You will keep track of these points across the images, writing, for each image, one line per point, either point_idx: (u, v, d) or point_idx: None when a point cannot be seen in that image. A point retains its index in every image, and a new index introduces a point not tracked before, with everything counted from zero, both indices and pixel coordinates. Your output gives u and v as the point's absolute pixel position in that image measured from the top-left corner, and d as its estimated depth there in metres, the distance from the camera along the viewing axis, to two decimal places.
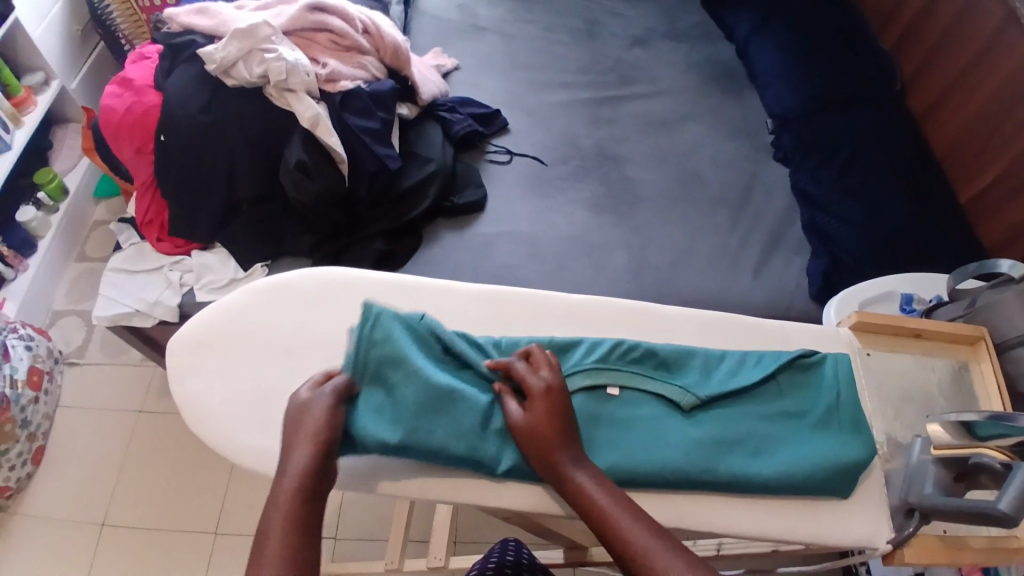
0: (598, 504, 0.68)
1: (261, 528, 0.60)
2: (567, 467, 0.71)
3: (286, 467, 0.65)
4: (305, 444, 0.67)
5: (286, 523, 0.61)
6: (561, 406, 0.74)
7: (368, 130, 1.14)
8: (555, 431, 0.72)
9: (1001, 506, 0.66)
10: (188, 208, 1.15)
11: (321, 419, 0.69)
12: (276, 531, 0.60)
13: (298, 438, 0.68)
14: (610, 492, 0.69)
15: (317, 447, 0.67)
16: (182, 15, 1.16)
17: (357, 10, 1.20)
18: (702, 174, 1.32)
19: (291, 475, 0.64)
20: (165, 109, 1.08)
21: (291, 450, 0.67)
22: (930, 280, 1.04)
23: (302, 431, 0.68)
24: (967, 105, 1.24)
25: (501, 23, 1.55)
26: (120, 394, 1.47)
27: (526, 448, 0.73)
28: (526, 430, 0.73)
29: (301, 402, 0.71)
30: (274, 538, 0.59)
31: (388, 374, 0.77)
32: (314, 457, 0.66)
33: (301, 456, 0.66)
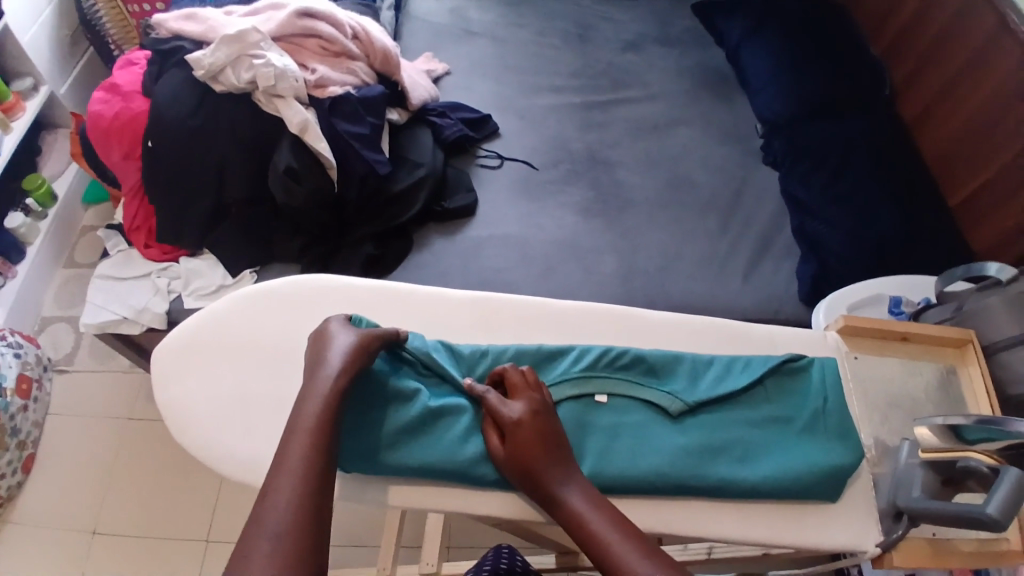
0: (588, 523, 0.67)
1: (290, 421, 0.65)
2: (554, 486, 0.70)
3: (321, 368, 0.70)
4: (342, 354, 0.71)
5: (314, 422, 0.65)
6: (539, 430, 0.72)
7: (357, 135, 1.13)
8: (534, 455, 0.71)
9: (987, 510, 0.66)
10: (175, 213, 1.14)
11: (351, 342, 0.73)
12: (304, 427, 0.65)
13: (330, 354, 0.72)
14: (602, 510, 0.68)
15: (350, 358, 0.72)
16: (171, 21, 1.16)
17: (347, 15, 1.20)
18: (693, 179, 1.32)
19: (327, 376, 0.69)
20: (152, 114, 1.07)
21: (326, 358, 0.71)
22: (919, 282, 1.04)
23: (338, 349, 0.72)
24: (955, 110, 1.25)
25: (493, 27, 1.55)
26: (111, 401, 1.46)
27: (512, 475, 0.72)
28: (505, 456, 0.72)
29: (331, 332, 0.75)
30: (299, 432, 0.64)
31: (363, 397, 0.76)
32: (347, 371, 0.70)
33: (335, 365, 0.70)
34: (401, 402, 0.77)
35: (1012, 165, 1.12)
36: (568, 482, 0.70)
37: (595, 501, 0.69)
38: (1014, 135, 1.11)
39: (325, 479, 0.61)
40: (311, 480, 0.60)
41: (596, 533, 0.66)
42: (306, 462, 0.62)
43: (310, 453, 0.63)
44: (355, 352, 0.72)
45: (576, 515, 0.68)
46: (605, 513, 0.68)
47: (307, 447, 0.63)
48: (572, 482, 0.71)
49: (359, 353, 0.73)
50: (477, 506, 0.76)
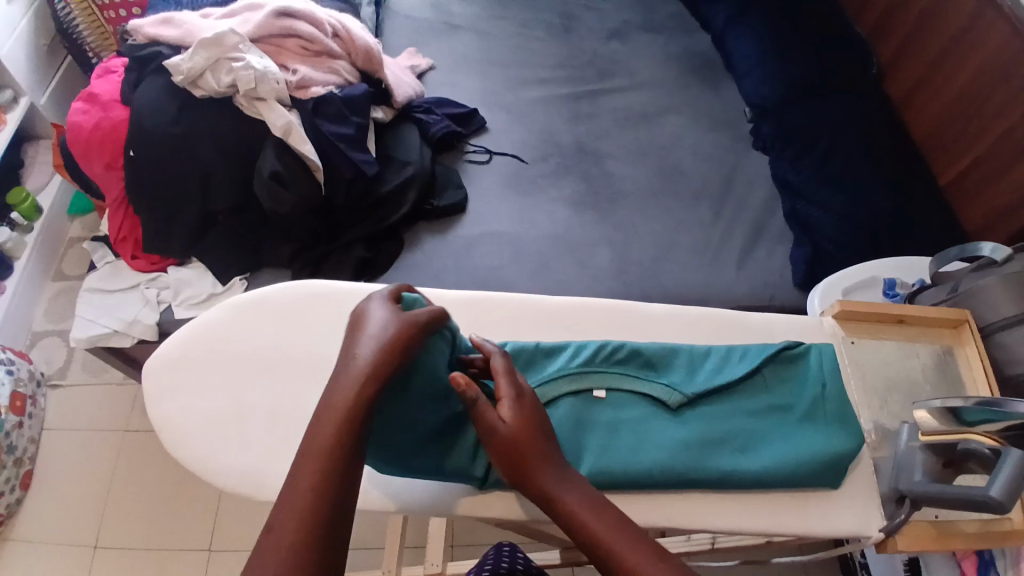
0: (588, 524, 0.61)
1: (304, 440, 0.54)
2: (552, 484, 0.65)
3: (345, 368, 0.58)
4: (372, 350, 0.58)
5: (329, 440, 0.53)
6: (531, 423, 0.67)
7: (343, 136, 1.12)
8: (525, 451, 0.66)
9: (991, 494, 0.66)
10: (161, 222, 1.12)
11: (388, 332, 0.60)
12: (320, 438, 0.53)
13: (362, 343, 0.59)
14: (604, 511, 0.62)
15: (383, 355, 0.58)
16: (148, 27, 1.13)
17: (326, 13, 1.18)
18: (683, 166, 1.31)
19: (349, 381, 0.56)
20: (133, 122, 1.05)
21: (353, 352, 0.59)
22: (913, 264, 1.04)
23: (374, 339, 0.59)
24: (945, 86, 1.23)
25: (476, 20, 1.53)
26: (108, 414, 1.45)
27: (503, 458, 0.66)
28: (500, 447, 0.66)
29: (370, 315, 0.62)
30: (310, 457, 0.53)
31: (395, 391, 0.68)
32: (375, 372, 0.57)
33: (365, 361, 0.58)
34: (440, 397, 0.71)
35: (1002, 140, 1.11)
36: (567, 481, 0.65)
37: (596, 502, 0.64)
38: (1003, 111, 1.10)
39: (335, 522, 0.50)
40: (321, 507, 0.50)
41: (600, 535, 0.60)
42: (313, 493, 0.51)
43: (322, 474, 0.52)
44: (390, 347, 0.59)
45: (575, 514, 0.62)
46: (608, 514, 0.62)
47: (317, 476, 0.51)
48: (570, 480, 0.66)
49: (395, 348, 0.59)
50: (477, 508, 0.76)
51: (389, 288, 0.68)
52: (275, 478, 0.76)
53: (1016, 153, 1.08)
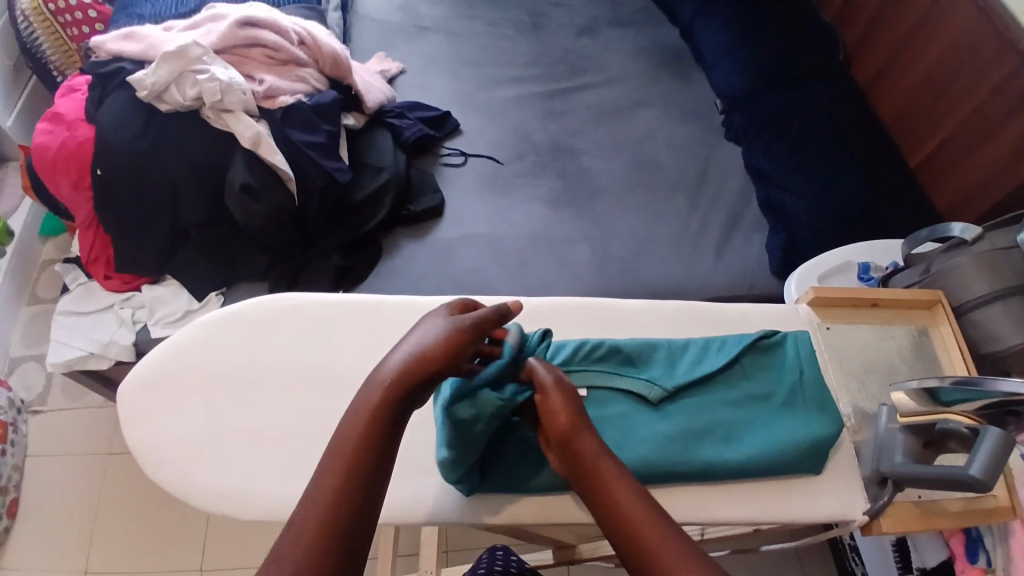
0: (626, 513, 0.58)
1: (334, 436, 0.58)
2: (599, 467, 0.62)
3: (378, 373, 0.61)
4: (405, 355, 0.62)
5: (355, 438, 0.57)
6: (575, 396, 0.68)
7: (314, 145, 1.10)
8: (577, 431, 0.65)
9: (972, 472, 0.67)
10: (132, 240, 1.10)
11: (427, 339, 0.63)
12: (348, 433, 0.58)
13: (401, 347, 0.63)
14: (646, 503, 0.58)
15: (417, 359, 0.61)
16: (109, 42, 1.11)
17: (290, 21, 1.16)
18: (658, 160, 1.31)
19: (377, 385, 0.60)
20: (98, 140, 1.03)
21: (389, 355, 0.63)
22: (887, 247, 1.04)
23: (414, 342, 0.63)
24: (912, 69, 1.24)
25: (445, 21, 1.52)
26: (90, 438, 1.42)
27: (556, 431, 0.66)
28: (555, 414, 0.66)
29: (425, 322, 0.65)
30: (335, 453, 0.57)
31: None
32: (405, 377, 0.61)
33: (395, 365, 0.61)
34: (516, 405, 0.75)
35: (971, 120, 1.11)
36: (617, 466, 0.62)
37: (642, 493, 0.60)
38: (970, 90, 1.11)
39: (357, 509, 0.54)
40: (342, 505, 0.54)
41: (635, 529, 0.57)
42: (339, 481, 0.55)
43: (343, 475, 0.56)
44: (425, 352, 0.62)
45: (614, 501, 0.59)
46: (648, 509, 0.58)
47: (342, 471, 0.56)
48: (620, 466, 0.63)
49: (430, 352, 0.62)
50: (464, 514, 0.76)
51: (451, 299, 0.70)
52: (256, 497, 0.75)
53: (984, 131, 1.09)
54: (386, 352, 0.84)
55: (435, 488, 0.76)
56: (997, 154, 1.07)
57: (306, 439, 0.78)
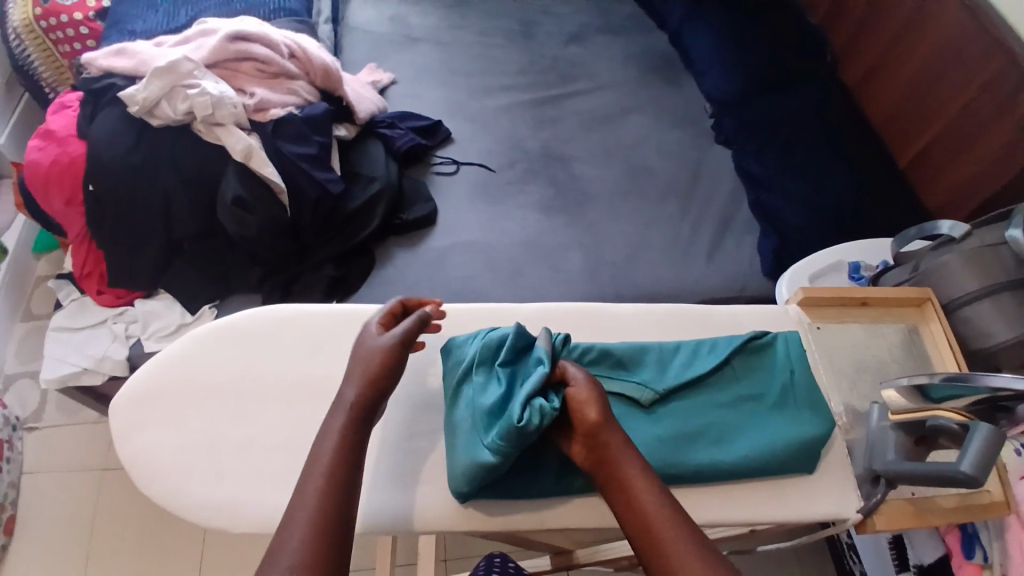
0: (645, 510, 0.62)
1: (312, 454, 0.63)
2: (621, 464, 0.65)
3: (341, 401, 0.67)
4: (356, 377, 0.68)
5: (332, 451, 0.63)
6: (601, 394, 0.71)
7: (306, 156, 1.10)
8: (605, 429, 0.68)
9: (962, 468, 0.67)
10: (125, 255, 1.10)
11: (371, 359, 0.69)
12: (325, 449, 0.63)
13: (352, 374, 0.69)
14: (664, 503, 0.62)
15: (367, 379, 0.68)
16: (101, 58, 1.11)
17: (281, 34, 1.17)
18: (649, 165, 1.32)
19: (343, 407, 0.66)
20: (90, 156, 1.03)
21: (346, 382, 0.69)
22: (876, 245, 1.05)
23: (359, 365, 0.69)
24: (898, 71, 1.26)
25: (435, 32, 1.53)
26: (85, 453, 1.42)
27: (586, 429, 0.68)
28: (583, 410, 0.69)
29: (367, 342, 0.72)
30: (316, 467, 0.61)
31: (494, 377, 0.77)
32: (364, 397, 0.67)
33: (353, 394, 0.67)
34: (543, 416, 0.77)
35: (958, 119, 1.13)
36: (639, 465, 0.65)
37: (661, 492, 0.63)
38: (956, 91, 1.12)
39: (342, 509, 0.59)
40: (327, 510, 0.58)
41: (654, 526, 0.60)
42: (323, 487, 0.60)
43: (326, 486, 0.60)
44: (371, 366, 0.69)
45: (634, 498, 0.63)
46: (666, 507, 0.61)
47: (323, 480, 0.60)
48: (642, 466, 0.66)
49: (377, 365, 0.69)
50: (461, 523, 0.75)
51: (381, 311, 0.76)
52: (251, 510, 0.75)
53: (971, 131, 1.10)
54: None
55: (431, 497, 0.76)
56: (984, 153, 1.08)
57: (300, 450, 0.78)
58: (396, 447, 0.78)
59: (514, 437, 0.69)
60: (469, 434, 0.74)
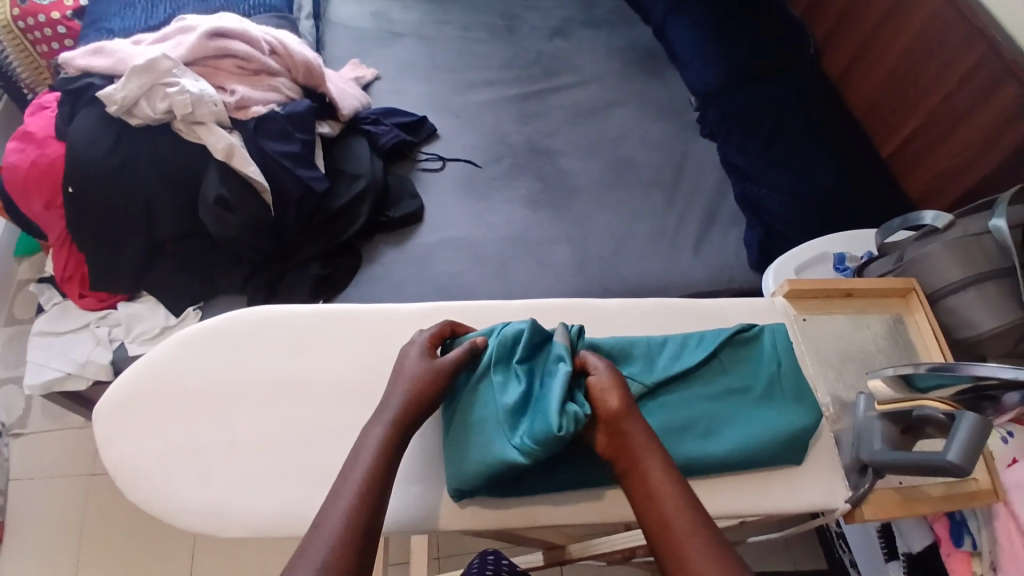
0: (663, 499, 0.62)
1: (352, 455, 0.66)
2: (641, 453, 0.66)
3: (384, 408, 0.70)
4: (399, 389, 0.72)
5: (373, 454, 0.66)
6: (623, 384, 0.72)
7: (288, 154, 1.09)
8: (628, 419, 0.68)
9: (949, 458, 0.67)
10: (107, 258, 1.08)
11: (415, 377, 0.73)
12: (366, 451, 0.66)
13: (397, 387, 0.72)
14: (682, 494, 0.62)
15: (410, 392, 0.71)
16: (79, 58, 1.09)
17: (261, 30, 1.15)
18: (635, 158, 1.32)
19: (388, 416, 0.70)
20: (68, 157, 1.01)
21: (390, 394, 0.72)
22: (860, 236, 1.06)
23: (402, 382, 0.72)
24: (882, 61, 1.26)
25: (418, 26, 1.51)
26: (71, 457, 1.40)
27: (608, 418, 0.69)
28: (604, 399, 0.70)
29: (412, 360, 0.75)
30: (355, 468, 0.64)
31: (511, 376, 0.76)
32: (405, 408, 0.70)
33: (396, 404, 0.71)
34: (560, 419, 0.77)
35: (940, 109, 1.13)
36: (662, 458, 0.66)
37: (681, 487, 0.63)
38: (939, 79, 1.12)
39: (376, 509, 0.61)
40: (361, 508, 0.60)
41: (670, 516, 0.61)
42: (360, 486, 0.62)
43: (362, 487, 0.62)
44: (423, 383, 0.72)
45: (654, 487, 0.64)
46: (684, 499, 0.62)
47: (361, 480, 0.63)
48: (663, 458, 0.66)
49: (426, 382, 0.72)
50: (450, 521, 0.75)
51: (433, 330, 0.79)
52: (236, 512, 0.74)
53: (953, 120, 1.10)
54: (364, 361, 0.84)
55: (417, 495, 0.75)
56: (966, 142, 1.08)
57: (286, 452, 0.77)
58: None
59: (547, 441, 0.69)
60: (489, 437, 0.73)
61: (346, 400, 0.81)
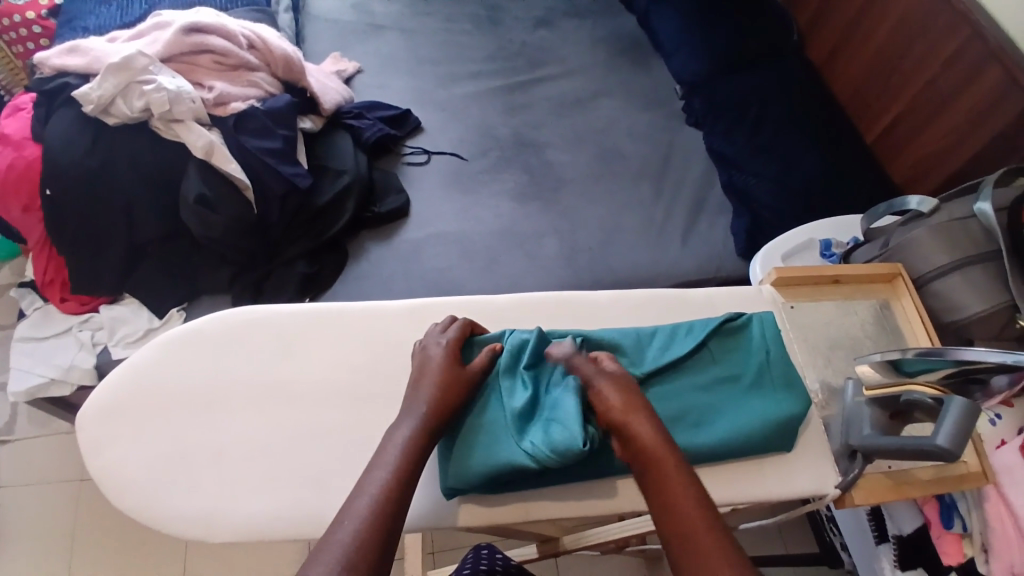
0: (674, 496, 0.61)
1: (382, 444, 0.66)
2: (648, 451, 0.65)
3: (415, 400, 0.71)
4: (430, 385, 0.72)
5: (405, 446, 0.66)
6: (636, 389, 0.72)
7: (270, 150, 1.07)
8: (639, 417, 0.68)
9: (938, 442, 0.67)
10: (88, 261, 1.06)
11: (443, 372, 0.73)
12: (396, 444, 0.66)
13: (426, 382, 0.72)
14: (692, 489, 0.61)
15: (439, 387, 0.72)
16: (54, 57, 1.07)
17: (238, 25, 1.13)
18: (621, 149, 1.31)
19: (419, 410, 0.69)
20: (45, 159, 0.99)
21: (419, 388, 0.72)
22: (846, 223, 1.06)
23: (429, 378, 0.73)
24: (866, 46, 1.25)
25: (400, 19, 1.49)
26: (59, 464, 1.39)
27: (616, 416, 0.69)
28: (609, 405, 0.70)
29: (435, 360, 0.75)
30: (384, 459, 0.64)
31: (518, 383, 0.76)
32: (436, 403, 0.70)
33: (427, 398, 0.71)
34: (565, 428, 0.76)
35: (923, 93, 1.13)
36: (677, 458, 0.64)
37: (697, 488, 0.61)
38: (923, 63, 1.12)
39: (402, 502, 0.61)
40: (389, 501, 0.60)
41: (682, 513, 0.59)
42: (390, 479, 0.62)
43: (391, 479, 0.62)
44: (451, 387, 0.72)
45: (665, 483, 0.62)
46: (693, 496, 0.60)
47: (391, 471, 0.63)
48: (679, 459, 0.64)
49: (454, 387, 0.72)
50: (440, 518, 0.74)
51: (457, 329, 0.79)
52: (225, 517, 0.73)
53: (938, 104, 1.10)
54: (350, 359, 0.83)
55: None
56: (949, 126, 1.08)
57: (275, 454, 0.76)
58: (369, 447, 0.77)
59: (563, 454, 0.68)
60: (497, 444, 0.72)
61: (334, 400, 0.80)
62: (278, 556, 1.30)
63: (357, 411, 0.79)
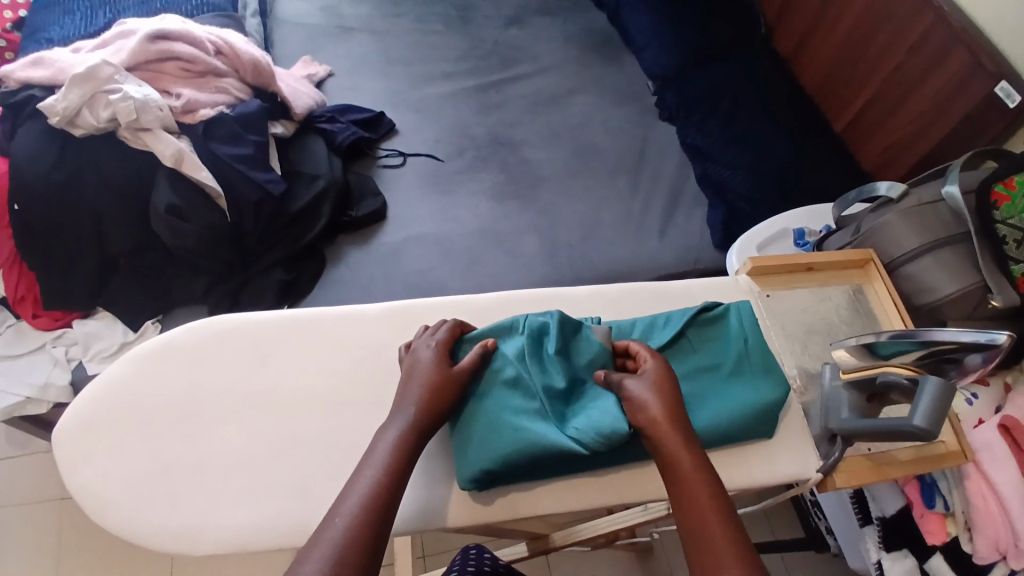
0: (695, 495, 0.60)
1: (370, 446, 0.65)
2: (675, 450, 0.64)
3: (403, 401, 0.70)
4: (418, 386, 0.71)
5: (392, 448, 0.65)
6: (673, 384, 0.71)
7: (241, 157, 1.06)
8: (667, 407, 0.68)
9: (916, 422, 0.67)
10: (59, 277, 1.04)
11: (431, 372, 0.72)
12: (383, 446, 0.65)
13: (414, 384, 0.71)
14: (716, 492, 0.60)
15: (427, 389, 0.71)
16: (17, 70, 1.03)
17: (204, 30, 1.11)
18: (597, 144, 1.31)
19: (408, 412, 0.68)
20: (11, 174, 0.96)
21: (407, 393, 0.70)
22: (818, 211, 1.08)
23: (417, 380, 0.72)
24: (832, 34, 1.27)
25: (370, 20, 1.48)
26: (39, 484, 1.36)
27: (642, 408, 0.68)
28: (642, 398, 0.69)
29: (428, 360, 0.74)
30: (372, 461, 0.63)
31: (549, 367, 0.76)
32: (424, 402, 0.69)
33: (416, 399, 0.70)
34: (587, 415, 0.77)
35: (890, 80, 1.14)
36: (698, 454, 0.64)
37: (716, 486, 0.61)
38: (891, 50, 1.13)
39: (389, 504, 0.60)
40: (377, 504, 0.59)
41: (700, 511, 0.59)
42: (380, 480, 0.61)
43: (379, 480, 0.61)
44: (439, 387, 0.71)
45: (686, 478, 0.62)
46: (716, 496, 0.60)
47: (378, 473, 0.62)
48: (700, 456, 0.64)
49: (444, 389, 0.71)
50: (425, 522, 0.72)
51: (448, 328, 0.78)
52: (209, 531, 0.72)
53: (904, 91, 1.12)
54: (331, 364, 0.82)
55: None
56: (917, 111, 1.10)
57: (256, 465, 0.75)
58: (353, 452, 0.76)
59: (609, 438, 0.70)
60: (538, 428, 0.72)
61: (315, 406, 0.79)
62: (265, 567, 1.29)
63: (339, 418, 0.79)
